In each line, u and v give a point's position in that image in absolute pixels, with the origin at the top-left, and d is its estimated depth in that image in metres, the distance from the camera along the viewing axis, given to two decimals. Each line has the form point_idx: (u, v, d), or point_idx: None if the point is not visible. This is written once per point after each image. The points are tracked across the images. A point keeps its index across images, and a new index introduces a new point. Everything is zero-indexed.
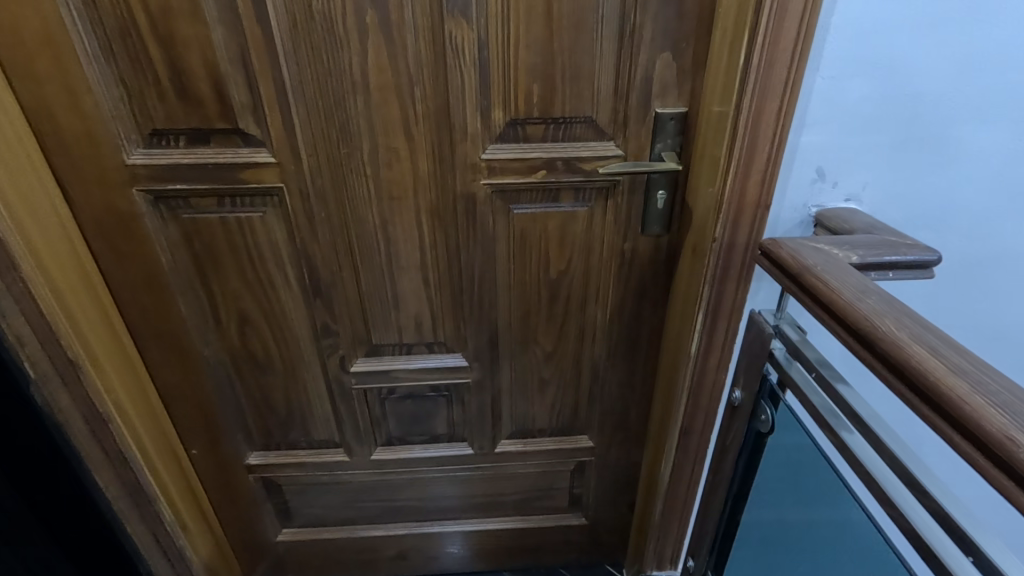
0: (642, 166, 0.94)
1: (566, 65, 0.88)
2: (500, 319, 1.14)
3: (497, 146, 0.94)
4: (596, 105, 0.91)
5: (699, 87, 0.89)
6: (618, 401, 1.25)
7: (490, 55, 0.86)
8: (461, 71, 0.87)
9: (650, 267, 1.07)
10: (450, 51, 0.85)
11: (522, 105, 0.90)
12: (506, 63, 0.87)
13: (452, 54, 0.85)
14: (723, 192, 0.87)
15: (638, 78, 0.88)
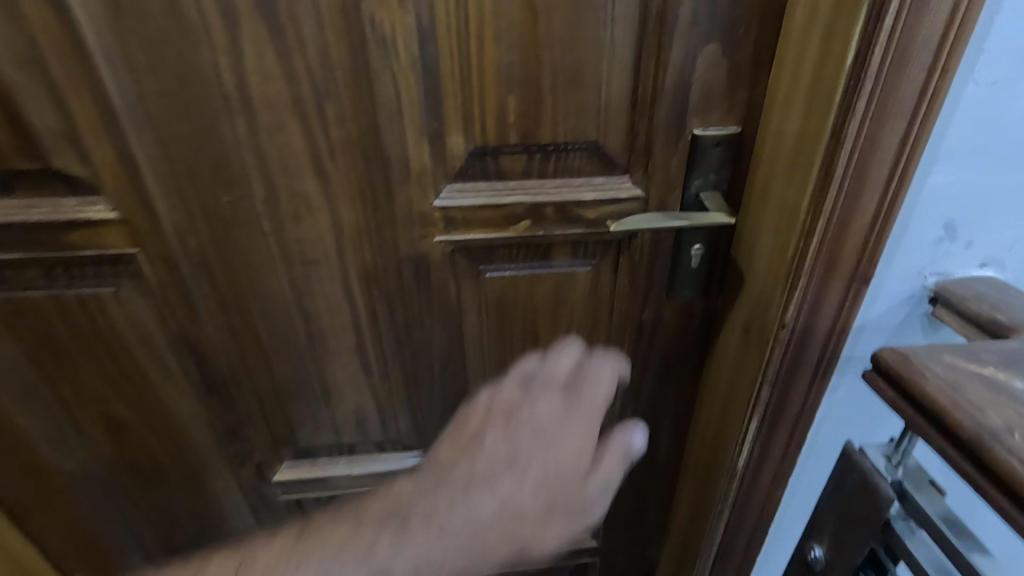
0: (676, 219, 0.63)
1: (559, 66, 0.57)
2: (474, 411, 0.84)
3: (457, 188, 0.63)
4: (604, 125, 0.61)
5: (761, 95, 0.58)
6: (630, 498, 0.97)
7: (439, 52, 0.55)
8: (394, 77, 0.55)
9: (676, 343, 0.78)
10: (376, 43, 0.54)
11: (493, 128, 0.60)
12: (464, 64, 0.56)
13: (380, 49, 0.54)
14: (799, 259, 0.56)
15: (669, 84, 0.58)
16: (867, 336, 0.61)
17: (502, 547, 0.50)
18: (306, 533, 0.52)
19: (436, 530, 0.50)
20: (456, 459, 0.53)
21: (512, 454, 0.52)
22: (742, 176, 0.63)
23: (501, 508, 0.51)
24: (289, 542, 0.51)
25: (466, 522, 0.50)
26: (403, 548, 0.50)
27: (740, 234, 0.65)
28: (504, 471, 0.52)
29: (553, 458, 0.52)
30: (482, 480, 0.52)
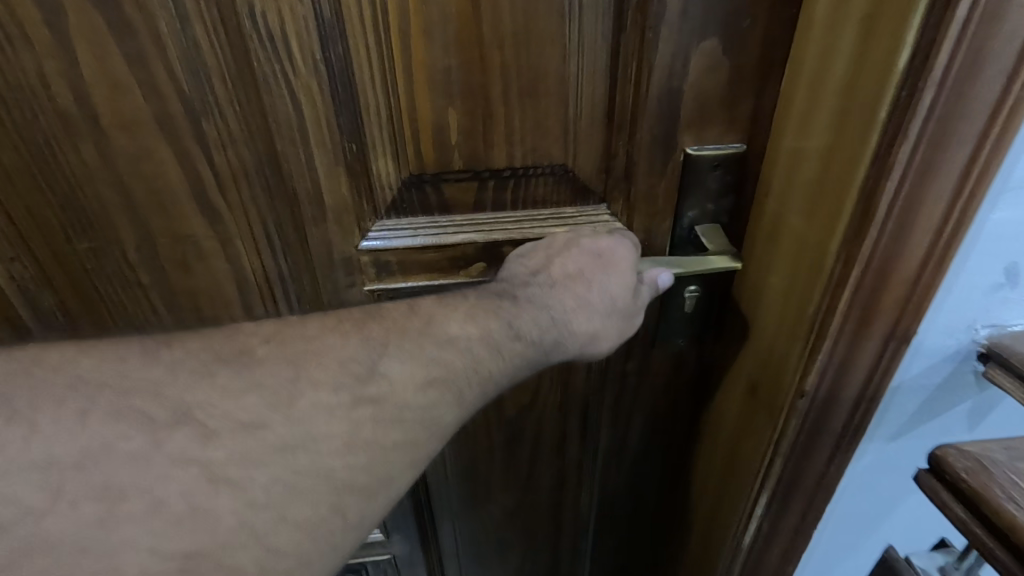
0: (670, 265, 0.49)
1: (514, 69, 0.44)
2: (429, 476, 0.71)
3: (390, 225, 0.50)
4: (574, 144, 0.48)
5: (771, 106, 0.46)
6: (616, 558, 0.85)
7: (351, 54, 0.41)
8: (293, 87, 0.42)
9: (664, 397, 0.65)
10: (265, 42, 0.40)
11: (432, 150, 0.46)
12: (385, 69, 0.42)
13: (273, 50, 0.40)
14: (823, 319, 0.44)
15: (654, 93, 0.45)
16: (900, 401, 0.50)
17: (581, 342, 0.46)
18: (447, 299, 0.44)
19: (541, 309, 0.45)
20: (529, 265, 0.47)
21: (575, 264, 0.46)
22: (747, 207, 0.50)
23: (576, 308, 0.45)
24: (422, 305, 0.43)
25: (549, 317, 0.45)
26: (515, 318, 0.44)
27: (743, 277, 0.52)
28: (570, 277, 0.46)
29: (616, 271, 0.46)
30: (557, 274, 0.46)
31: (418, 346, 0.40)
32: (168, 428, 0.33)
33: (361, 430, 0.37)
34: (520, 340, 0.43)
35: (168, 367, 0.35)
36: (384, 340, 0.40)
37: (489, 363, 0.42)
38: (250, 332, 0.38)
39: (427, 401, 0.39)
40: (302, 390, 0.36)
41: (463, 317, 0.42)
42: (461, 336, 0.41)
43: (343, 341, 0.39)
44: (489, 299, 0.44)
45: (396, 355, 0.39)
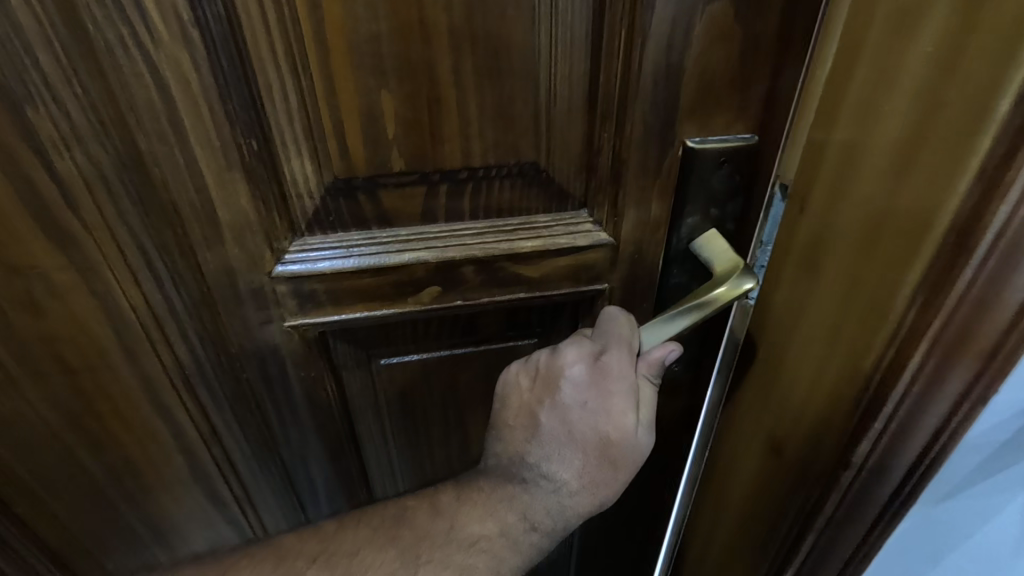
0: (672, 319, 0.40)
1: (467, 41, 0.33)
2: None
3: (315, 244, 0.39)
4: (546, 137, 0.38)
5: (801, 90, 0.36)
6: None
7: (235, 15, 0.30)
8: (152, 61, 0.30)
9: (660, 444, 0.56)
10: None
11: (363, 147, 0.35)
12: (287, 36, 0.31)
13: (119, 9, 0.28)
14: (883, 379, 0.35)
15: (649, 71, 0.35)
16: (963, 463, 0.40)
17: (598, 506, 0.41)
18: (465, 487, 0.41)
19: (551, 494, 0.40)
20: (518, 428, 0.41)
21: (571, 425, 0.39)
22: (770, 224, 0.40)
23: (583, 480, 0.40)
24: (443, 502, 0.41)
25: (555, 498, 0.40)
26: (529, 508, 0.40)
27: (760, 308, 0.42)
28: (567, 443, 0.39)
29: (617, 419, 0.39)
30: (554, 440, 0.39)
31: (447, 551, 0.39)
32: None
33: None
34: (537, 530, 0.40)
35: None
36: (417, 549, 0.39)
37: (511, 558, 0.40)
38: (296, 550, 0.39)
39: None
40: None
41: (484, 512, 0.40)
42: (482, 536, 0.39)
43: (380, 554, 0.38)
44: (500, 485, 0.40)
45: (427, 563, 0.38)
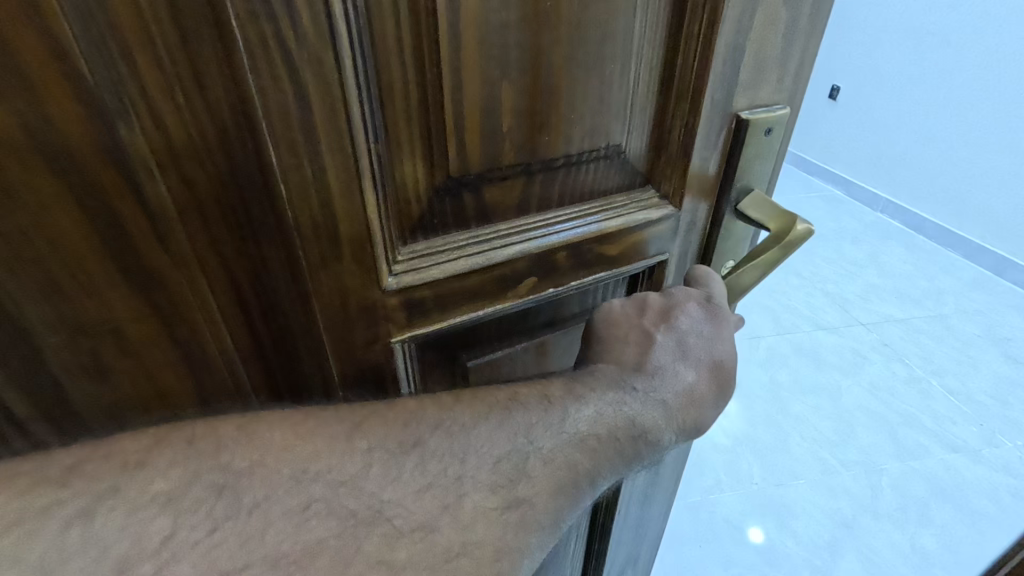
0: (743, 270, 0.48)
1: (581, 27, 0.33)
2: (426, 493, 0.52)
3: (423, 250, 0.36)
4: (630, 119, 0.40)
5: None
6: (633, 552, 0.84)
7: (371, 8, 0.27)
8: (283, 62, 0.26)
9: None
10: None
11: (478, 139, 0.34)
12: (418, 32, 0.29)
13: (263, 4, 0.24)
14: None
15: (723, 52, 0.39)
16: None
17: (691, 430, 0.42)
18: (575, 382, 0.39)
19: (659, 402, 0.40)
20: (631, 344, 0.42)
21: (686, 347, 0.42)
22: None
23: (687, 397, 0.41)
24: (556, 392, 0.37)
25: (662, 406, 0.40)
26: (638, 414, 0.39)
27: None
28: (680, 359, 0.42)
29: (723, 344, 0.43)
30: (669, 353, 0.42)
31: (556, 436, 0.36)
32: (362, 525, 0.28)
33: (504, 535, 0.32)
34: (639, 441, 0.39)
35: (363, 457, 0.30)
36: (530, 434, 0.35)
37: (608, 467, 0.37)
38: (417, 413, 0.33)
39: (555, 512, 0.34)
40: (466, 492, 0.31)
41: (593, 408, 0.38)
42: (587, 431, 0.37)
43: (496, 432, 0.34)
44: (610, 388, 0.39)
45: (538, 448, 0.35)
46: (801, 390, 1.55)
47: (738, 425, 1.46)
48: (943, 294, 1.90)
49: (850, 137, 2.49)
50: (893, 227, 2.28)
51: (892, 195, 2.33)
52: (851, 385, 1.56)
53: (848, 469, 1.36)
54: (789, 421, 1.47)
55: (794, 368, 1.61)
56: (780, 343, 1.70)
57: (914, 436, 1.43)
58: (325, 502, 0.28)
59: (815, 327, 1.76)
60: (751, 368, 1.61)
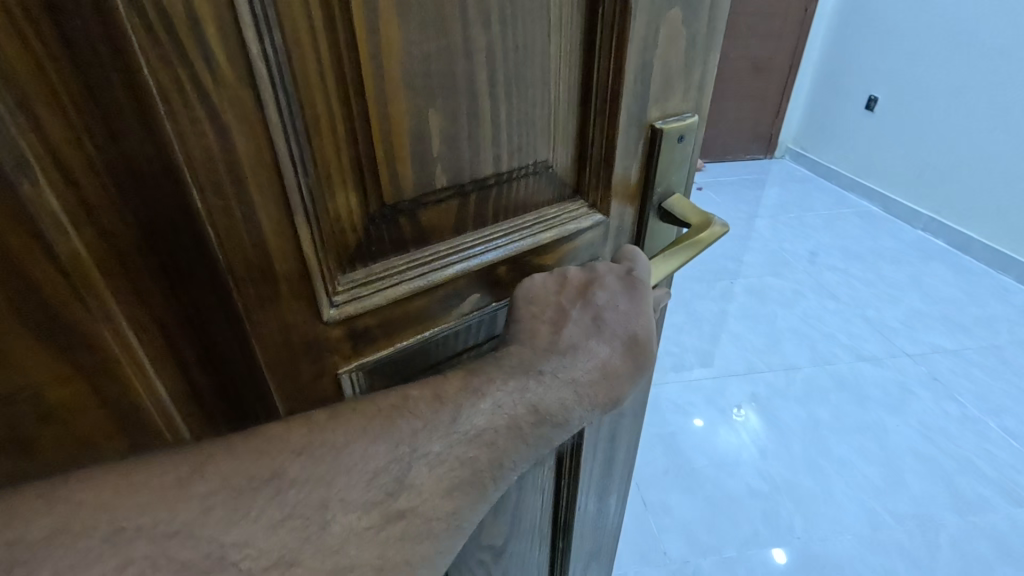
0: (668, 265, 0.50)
1: (501, 52, 0.35)
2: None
3: (364, 278, 0.36)
4: (555, 136, 0.42)
5: None
6: (593, 536, 0.88)
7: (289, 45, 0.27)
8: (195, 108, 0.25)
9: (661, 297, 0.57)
10: (157, 28, 0.23)
11: (409, 166, 0.35)
12: (340, 66, 0.29)
13: (173, 41, 0.23)
14: None
15: (634, 69, 0.41)
16: None
17: (608, 403, 0.43)
18: (473, 374, 0.38)
19: (566, 384, 0.40)
20: (546, 322, 0.42)
21: (600, 321, 0.43)
22: None
23: (600, 373, 0.42)
24: (448, 391, 0.36)
25: (572, 386, 0.41)
26: (541, 398, 0.39)
27: None
28: (595, 332, 0.43)
29: (637, 322, 0.44)
30: (580, 331, 0.42)
31: (445, 438, 0.35)
32: (203, 574, 0.27)
33: (397, 547, 0.32)
34: (543, 425, 0.39)
35: (201, 504, 0.28)
36: (412, 442, 0.34)
37: (512, 454, 0.38)
38: (279, 441, 0.31)
39: (453, 506, 0.35)
40: (334, 515, 0.31)
41: (492, 403, 0.37)
42: (482, 428, 0.36)
43: (373, 447, 0.33)
44: (513, 375, 0.39)
45: (425, 455, 0.34)
46: (846, 427, 1.50)
47: (767, 444, 1.46)
48: (994, 323, 1.88)
49: (886, 152, 2.69)
50: (939, 247, 2.35)
51: (937, 215, 2.41)
52: (897, 422, 1.52)
53: (901, 524, 1.28)
54: (833, 464, 1.41)
55: (837, 406, 1.57)
56: (820, 373, 1.67)
57: (972, 488, 1.35)
58: (151, 558, 0.26)
59: (856, 359, 1.72)
60: (788, 404, 1.57)
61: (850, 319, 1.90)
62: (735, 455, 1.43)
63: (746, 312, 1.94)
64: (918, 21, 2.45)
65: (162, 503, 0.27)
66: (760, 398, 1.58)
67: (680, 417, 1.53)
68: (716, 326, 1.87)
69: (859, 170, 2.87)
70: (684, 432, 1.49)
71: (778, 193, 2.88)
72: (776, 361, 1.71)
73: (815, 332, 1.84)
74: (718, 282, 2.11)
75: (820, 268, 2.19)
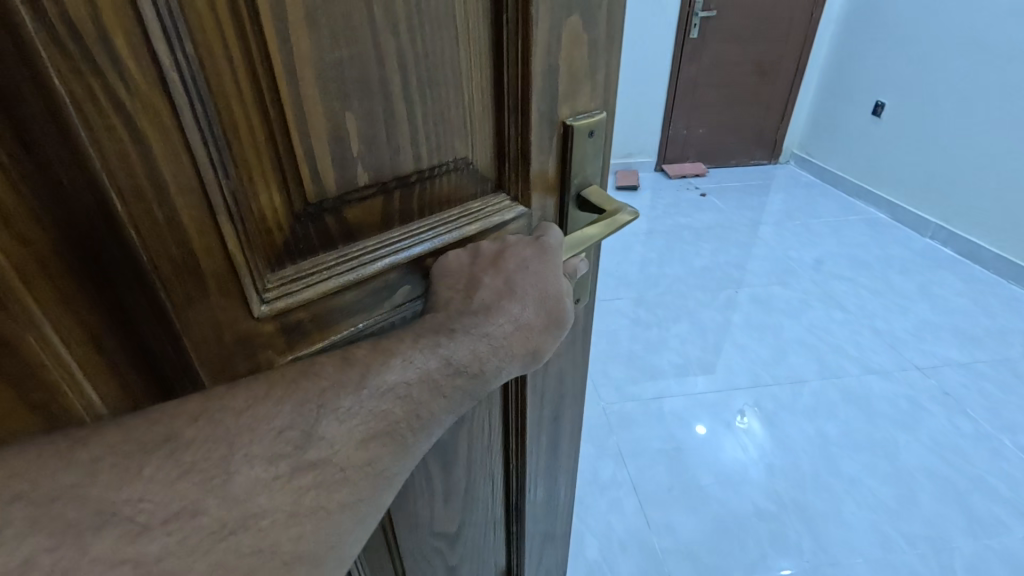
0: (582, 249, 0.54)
1: (412, 57, 0.37)
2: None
3: (291, 276, 0.38)
4: (471, 134, 0.45)
5: None
6: (546, 518, 0.92)
7: (204, 53, 0.29)
8: (116, 116, 0.26)
9: (590, 261, 0.62)
10: (65, 39, 0.24)
11: (330, 166, 0.37)
12: (254, 73, 0.31)
13: (84, 54, 0.25)
14: None
15: (541, 71, 0.45)
16: None
17: (524, 356, 0.47)
18: (383, 341, 0.40)
19: (479, 337, 0.44)
20: (457, 291, 0.45)
21: (513, 284, 0.46)
22: None
23: (514, 328, 0.46)
24: (358, 354, 0.39)
25: (488, 343, 0.44)
26: (454, 352, 0.42)
27: None
28: (508, 294, 0.46)
29: (550, 281, 0.48)
30: (494, 295, 0.45)
31: (357, 395, 0.37)
32: (89, 530, 0.26)
33: (317, 498, 0.33)
34: (461, 375, 0.42)
35: (86, 469, 0.28)
36: (322, 400, 0.35)
37: (430, 406, 0.40)
38: (174, 411, 0.32)
39: (371, 457, 0.36)
40: (238, 467, 0.31)
41: (403, 359, 0.39)
42: (400, 381, 0.39)
43: (278, 407, 0.34)
44: (425, 335, 0.42)
45: (335, 411, 0.36)
46: (857, 444, 1.51)
47: (769, 454, 1.48)
48: (1006, 333, 1.90)
49: (901, 151, 2.63)
50: (948, 255, 2.37)
51: (946, 222, 2.42)
52: (910, 439, 1.53)
53: (911, 545, 1.28)
54: (841, 482, 1.41)
55: (852, 422, 1.58)
56: (828, 388, 1.68)
57: (988, 508, 1.36)
58: (31, 518, 0.25)
59: (863, 370, 1.75)
60: (796, 420, 1.58)
61: (858, 330, 1.92)
62: (742, 471, 1.44)
63: (749, 323, 1.96)
64: (915, 31, 2.51)
65: (35, 466, 0.27)
66: (772, 415, 1.59)
67: (682, 426, 1.57)
68: (717, 335, 1.91)
69: (865, 174, 2.87)
70: (687, 446, 1.51)
71: (778, 199, 2.95)
72: (784, 373, 1.73)
73: (823, 343, 1.86)
74: (721, 290, 2.15)
75: (824, 276, 2.23)
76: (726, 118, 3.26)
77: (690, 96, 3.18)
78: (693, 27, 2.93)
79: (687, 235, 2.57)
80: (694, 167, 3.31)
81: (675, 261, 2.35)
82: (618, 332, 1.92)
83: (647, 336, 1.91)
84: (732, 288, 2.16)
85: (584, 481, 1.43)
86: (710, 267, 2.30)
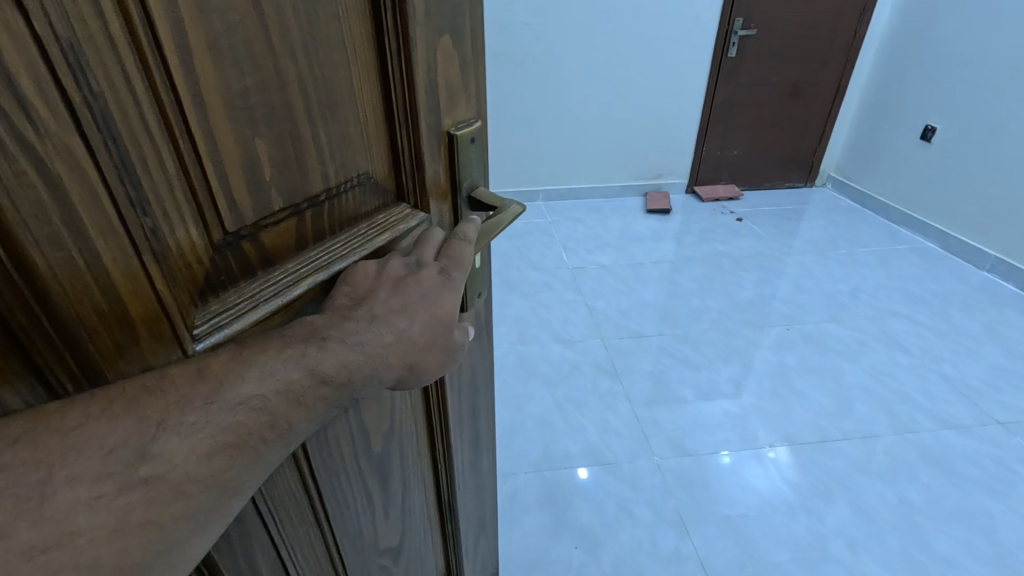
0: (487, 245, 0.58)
1: (310, 85, 0.39)
2: (297, 536, 0.54)
3: (216, 310, 0.37)
4: (369, 151, 0.47)
5: None
6: (475, 512, 0.96)
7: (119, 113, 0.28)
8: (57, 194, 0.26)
9: (483, 257, 0.68)
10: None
11: (246, 193, 0.37)
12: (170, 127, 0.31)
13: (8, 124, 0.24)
14: None
15: (424, 89, 0.49)
16: None
17: (400, 367, 0.45)
18: (242, 352, 0.36)
19: (353, 346, 0.41)
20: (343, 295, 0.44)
21: (405, 300, 0.46)
22: None
23: (398, 341, 0.45)
24: (215, 365, 0.34)
25: (371, 349, 0.43)
26: (320, 364, 0.39)
27: None
28: (400, 312, 0.45)
29: (440, 308, 0.48)
30: (380, 313, 0.44)
31: (205, 409, 0.33)
32: None
33: (146, 513, 0.30)
34: (327, 384, 0.39)
35: None
36: (164, 416, 0.31)
37: (290, 416, 0.37)
38: None
39: (216, 469, 0.33)
40: (57, 488, 0.27)
41: (262, 370, 0.36)
42: (256, 393, 0.35)
43: (111, 423, 0.30)
44: (294, 345, 0.38)
45: (179, 426, 0.32)
46: (944, 513, 1.51)
47: (851, 525, 1.47)
48: None
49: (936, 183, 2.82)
50: (1010, 293, 2.46)
51: (1005, 254, 2.53)
52: (1003, 509, 1.51)
53: None
54: (934, 560, 1.40)
55: (942, 489, 1.57)
56: (904, 446, 1.70)
57: None
58: None
59: (940, 425, 1.77)
60: (871, 481, 1.59)
61: (927, 377, 1.97)
62: (832, 550, 1.42)
63: (807, 362, 2.04)
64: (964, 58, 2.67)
65: None
66: (849, 480, 1.59)
67: (745, 490, 1.56)
68: (781, 378, 1.97)
69: (914, 202, 2.99)
70: (752, 515, 1.50)
71: (818, 224, 3.12)
72: (851, 428, 1.76)
73: (890, 393, 1.90)
74: (774, 329, 2.22)
75: (879, 312, 2.33)
76: (760, 139, 3.38)
77: (726, 119, 3.29)
78: (731, 45, 3.02)
79: (726, 265, 2.70)
80: (726, 190, 3.45)
81: (720, 294, 2.45)
82: (668, 373, 1.98)
83: (697, 379, 1.96)
84: (784, 325, 2.25)
85: (640, 554, 1.40)
86: (755, 301, 2.40)
